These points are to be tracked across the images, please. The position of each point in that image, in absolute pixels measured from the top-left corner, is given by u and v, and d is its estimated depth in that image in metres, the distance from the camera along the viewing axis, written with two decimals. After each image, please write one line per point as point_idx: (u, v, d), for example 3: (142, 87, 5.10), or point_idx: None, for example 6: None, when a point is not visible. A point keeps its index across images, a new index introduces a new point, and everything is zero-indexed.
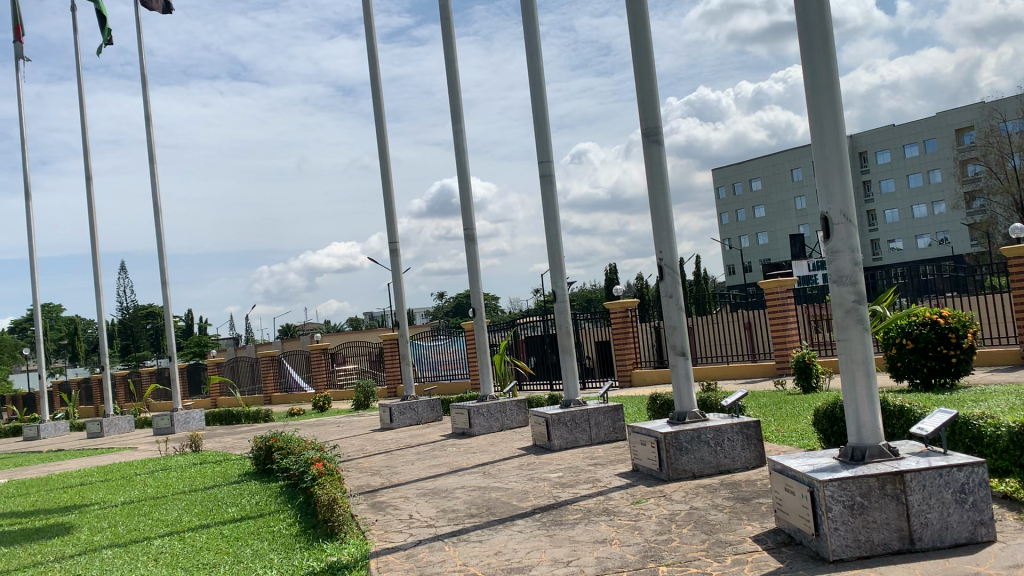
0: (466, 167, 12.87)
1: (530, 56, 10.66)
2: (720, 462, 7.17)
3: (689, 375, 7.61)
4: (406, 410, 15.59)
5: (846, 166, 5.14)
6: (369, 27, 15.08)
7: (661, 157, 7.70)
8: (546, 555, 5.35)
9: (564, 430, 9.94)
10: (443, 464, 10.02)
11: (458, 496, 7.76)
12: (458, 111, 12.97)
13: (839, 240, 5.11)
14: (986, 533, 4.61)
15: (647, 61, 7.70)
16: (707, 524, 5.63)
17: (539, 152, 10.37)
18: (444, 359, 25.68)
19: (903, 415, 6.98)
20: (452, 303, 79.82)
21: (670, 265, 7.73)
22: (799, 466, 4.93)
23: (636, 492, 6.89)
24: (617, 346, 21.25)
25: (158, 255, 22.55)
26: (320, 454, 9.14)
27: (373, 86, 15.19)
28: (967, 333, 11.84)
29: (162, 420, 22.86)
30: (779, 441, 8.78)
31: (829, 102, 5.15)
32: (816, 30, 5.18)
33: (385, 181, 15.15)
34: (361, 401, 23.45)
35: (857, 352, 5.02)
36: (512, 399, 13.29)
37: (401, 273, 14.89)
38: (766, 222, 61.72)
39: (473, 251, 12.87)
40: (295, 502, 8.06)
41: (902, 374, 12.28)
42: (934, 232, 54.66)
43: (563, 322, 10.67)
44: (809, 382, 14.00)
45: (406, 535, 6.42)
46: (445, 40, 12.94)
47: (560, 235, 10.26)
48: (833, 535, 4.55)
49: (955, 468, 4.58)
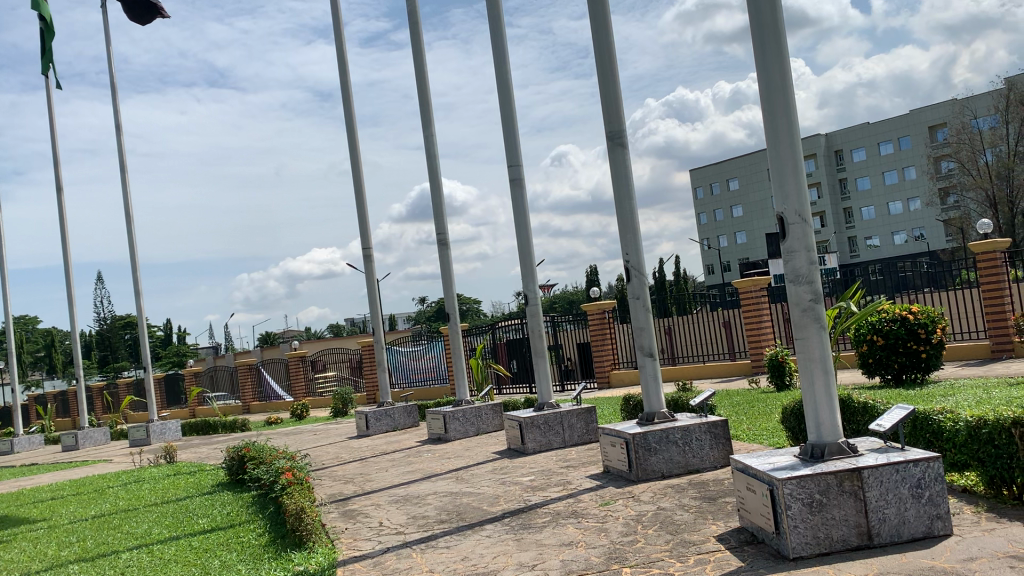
0: (438, 172, 12.86)
1: (497, 60, 10.67)
2: (688, 462, 7.21)
3: (657, 376, 7.63)
4: (381, 417, 15.51)
5: (800, 167, 5.18)
6: (339, 33, 15.03)
7: (625, 160, 7.75)
8: (512, 558, 5.36)
9: (538, 433, 9.95)
10: (418, 470, 9.99)
11: (430, 502, 7.76)
12: (429, 115, 12.96)
13: (795, 240, 5.16)
14: (942, 527, 4.67)
15: (609, 62, 7.74)
16: (671, 523, 5.67)
17: (507, 156, 10.37)
18: (423, 366, 25.71)
19: (866, 412, 7.07)
20: (434, 307, 79.65)
21: (637, 267, 7.75)
22: (759, 465, 4.97)
23: (606, 493, 6.92)
24: (595, 348, 21.32)
25: (130, 262, 22.37)
26: (291, 462, 9.11)
27: (344, 91, 15.15)
28: (936, 329, 11.98)
29: (138, 432, 22.58)
30: (749, 439, 8.86)
31: (783, 105, 5.20)
32: (769, 31, 5.23)
33: (357, 188, 15.12)
34: (340, 408, 23.35)
35: (814, 351, 5.07)
36: (488, 403, 13.27)
37: (375, 278, 14.86)
38: (744, 221, 62.12)
39: (445, 255, 12.88)
40: (266, 512, 8.03)
41: (874, 370, 12.36)
42: (910, 228, 55.16)
43: (535, 326, 10.66)
44: (783, 379, 14.13)
45: (375, 542, 6.41)
46: (414, 45, 12.91)
47: (530, 237, 10.29)
48: (793, 533, 4.58)
49: (911, 464, 4.64)
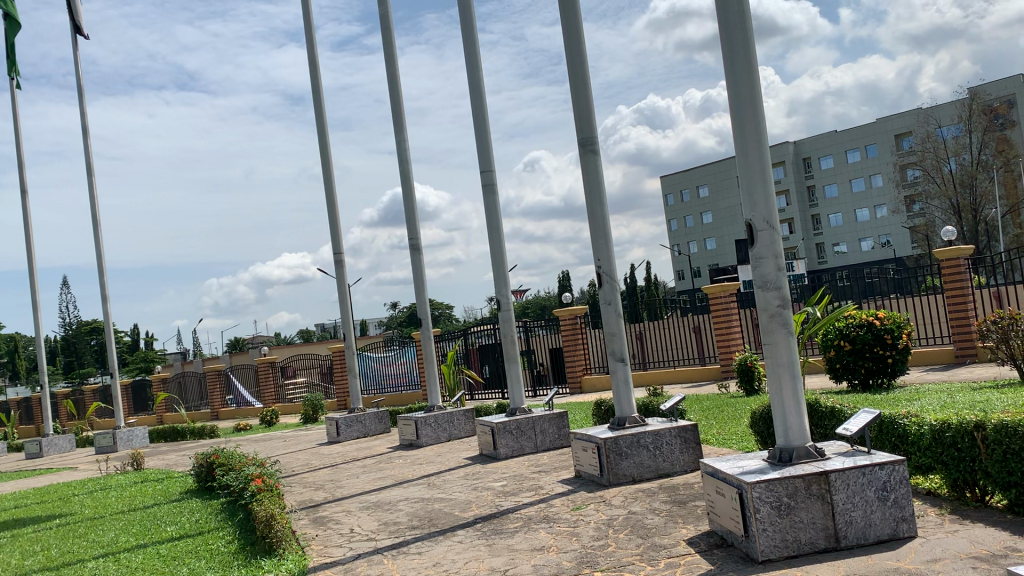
0: (411, 177, 12.85)
1: (470, 66, 10.70)
2: (659, 465, 7.26)
3: (628, 381, 7.68)
4: (353, 423, 15.45)
5: (767, 175, 5.25)
6: (311, 37, 14.98)
7: (598, 166, 7.80)
8: (484, 564, 5.37)
9: (510, 438, 9.96)
10: (389, 476, 9.97)
11: (402, 508, 7.73)
12: (401, 120, 12.95)
13: (763, 246, 5.23)
14: (907, 529, 4.75)
15: (581, 69, 7.78)
16: (642, 527, 5.72)
17: (480, 161, 10.40)
18: (394, 372, 25.62)
19: (833, 416, 7.16)
20: (406, 312, 79.39)
21: (608, 273, 7.79)
22: (728, 469, 5.03)
23: (577, 498, 6.95)
24: (568, 353, 21.36)
25: (96, 265, 22.08)
26: (261, 469, 9.04)
27: (315, 95, 15.09)
28: (902, 334, 12.17)
29: (104, 439, 22.26)
30: (720, 443, 8.96)
31: (751, 115, 5.27)
32: (738, 41, 5.30)
33: (328, 192, 15.05)
34: (309, 415, 23.17)
35: (782, 356, 5.13)
36: (460, 408, 13.26)
37: (346, 282, 14.80)
38: (715, 227, 62.65)
39: (418, 260, 12.86)
40: (236, 519, 7.96)
41: (842, 375, 12.53)
42: (876, 235, 55.92)
43: (508, 332, 10.67)
44: (752, 384, 14.27)
45: (346, 549, 6.38)
46: (386, 50, 12.90)
47: (503, 242, 10.31)
48: (761, 536, 4.63)
49: (877, 467, 4.71)
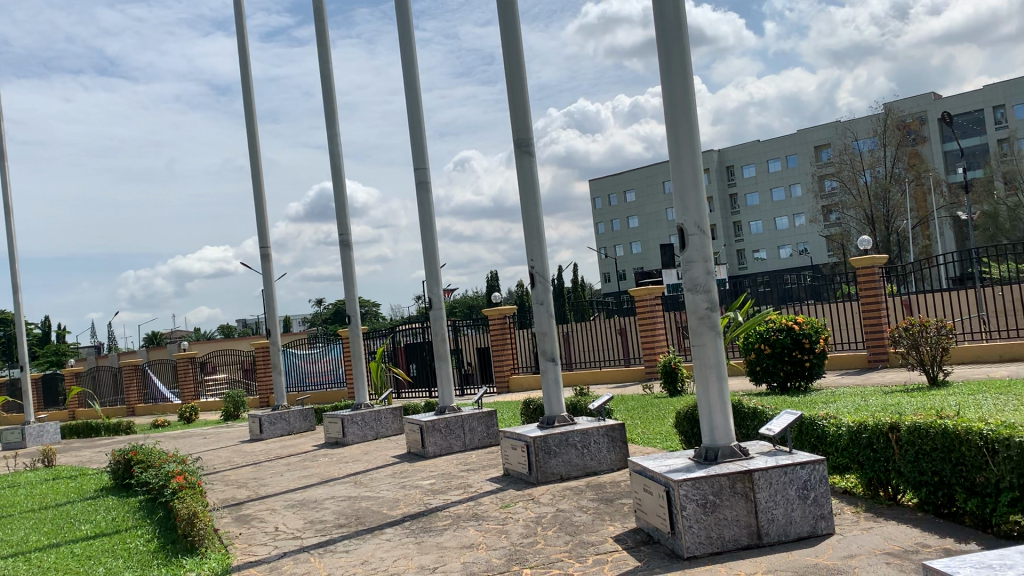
0: (341, 172, 12.71)
1: (405, 63, 10.64)
2: (587, 464, 7.35)
3: (558, 380, 7.75)
4: (277, 420, 15.20)
5: (700, 180, 5.36)
6: (241, 26, 14.67)
7: (532, 167, 7.85)
8: (413, 561, 5.36)
9: (438, 437, 9.95)
10: (314, 474, 9.84)
11: (327, 506, 7.64)
12: (333, 114, 12.79)
13: (693, 250, 5.35)
14: (825, 526, 4.93)
15: (518, 70, 7.83)
16: (571, 525, 5.78)
17: (414, 158, 10.35)
18: (319, 369, 25.29)
19: (755, 417, 7.38)
20: (331, 309, 78.31)
21: (541, 273, 7.86)
22: (656, 467, 5.13)
23: (506, 496, 6.99)
24: (496, 353, 21.41)
25: (6, 253, 21.16)
26: (181, 466, 8.82)
27: (244, 86, 14.79)
28: (819, 339, 12.59)
29: (12, 435, 21.35)
30: (645, 442, 9.13)
31: (685, 122, 5.39)
32: (675, 49, 5.41)
33: (256, 185, 14.77)
34: (231, 412, 22.67)
35: (710, 357, 5.26)
36: (387, 406, 13.17)
37: (272, 277, 14.54)
38: (641, 231, 63.64)
39: (347, 256, 12.73)
40: (155, 517, 7.75)
41: (761, 378, 12.88)
42: (794, 243, 57.72)
43: (438, 330, 10.65)
44: (675, 386, 14.55)
45: (270, 547, 6.28)
46: (319, 42, 12.73)
47: (435, 240, 10.28)
48: (687, 533, 4.74)
49: (798, 466, 4.88)
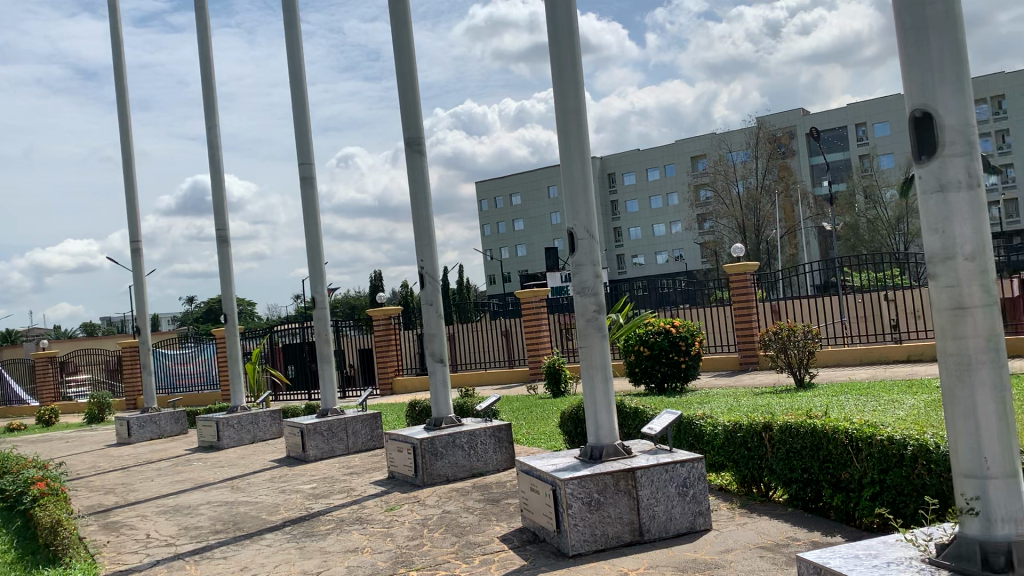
0: (221, 166, 12.28)
1: (291, 56, 10.39)
2: (473, 465, 7.37)
3: (445, 381, 7.73)
4: (146, 424, 14.53)
5: (589, 185, 5.47)
6: (113, 9, 13.97)
7: (423, 166, 7.80)
8: (295, 567, 5.23)
9: (320, 439, 9.75)
10: (188, 479, 9.45)
11: (203, 512, 7.35)
12: (212, 105, 12.36)
13: (582, 254, 5.45)
14: (703, 522, 5.11)
15: (409, 69, 7.77)
16: (457, 526, 5.77)
17: (298, 154, 10.11)
18: (192, 370, 24.33)
19: (636, 417, 7.59)
20: (205, 308, 75.47)
21: (430, 273, 7.83)
22: (542, 466, 5.19)
23: (391, 498, 6.92)
24: (378, 355, 21.16)
25: None
26: (42, 472, 8.29)
27: (117, 73, 14.09)
28: (695, 342, 13.05)
29: None
30: (529, 442, 9.23)
31: (576, 129, 5.48)
32: (567, 55, 5.50)
33: (127, 176, 14.09)
34: (95, 414, 21.50)
35: (596, 358, 5.38)
36: (266, 409, 12.80)
37: (144, 274, 13.91)
38: (524, 234, 64.32)
39: (226, 253, 12.31)
40: (11, 527, 7.25)
41: (640, 378, 13.23)
42: (671, 249, 59.65)
43: (322, 330, 10.44)
44: (558, 386, 14.76)
45: (141, 555, 5.99)
46: (199, 31, 12.27)
47: (320, 238, 10.07)
48: (573, 531, 4.82)
49: (678, 465, 5.03)
